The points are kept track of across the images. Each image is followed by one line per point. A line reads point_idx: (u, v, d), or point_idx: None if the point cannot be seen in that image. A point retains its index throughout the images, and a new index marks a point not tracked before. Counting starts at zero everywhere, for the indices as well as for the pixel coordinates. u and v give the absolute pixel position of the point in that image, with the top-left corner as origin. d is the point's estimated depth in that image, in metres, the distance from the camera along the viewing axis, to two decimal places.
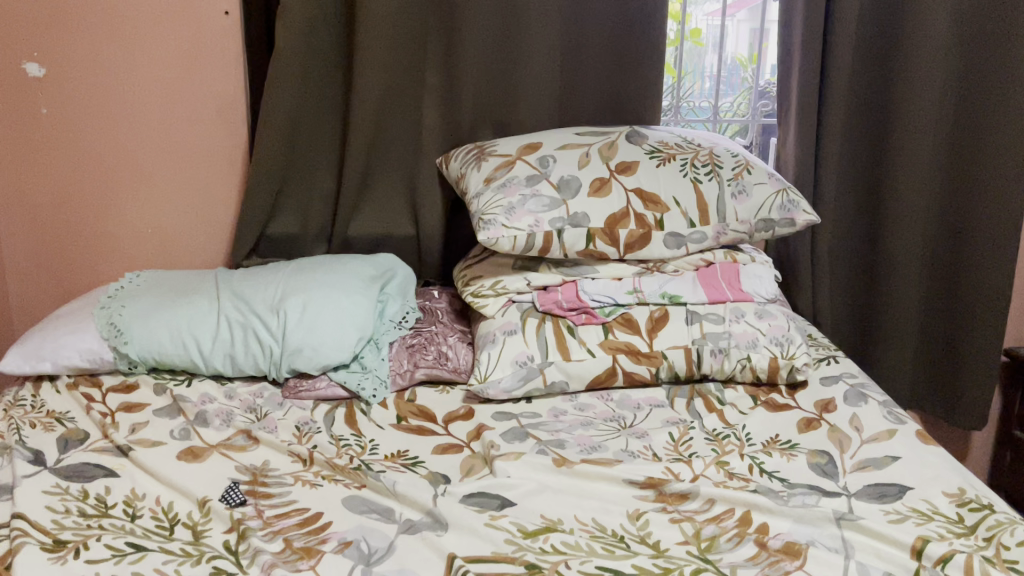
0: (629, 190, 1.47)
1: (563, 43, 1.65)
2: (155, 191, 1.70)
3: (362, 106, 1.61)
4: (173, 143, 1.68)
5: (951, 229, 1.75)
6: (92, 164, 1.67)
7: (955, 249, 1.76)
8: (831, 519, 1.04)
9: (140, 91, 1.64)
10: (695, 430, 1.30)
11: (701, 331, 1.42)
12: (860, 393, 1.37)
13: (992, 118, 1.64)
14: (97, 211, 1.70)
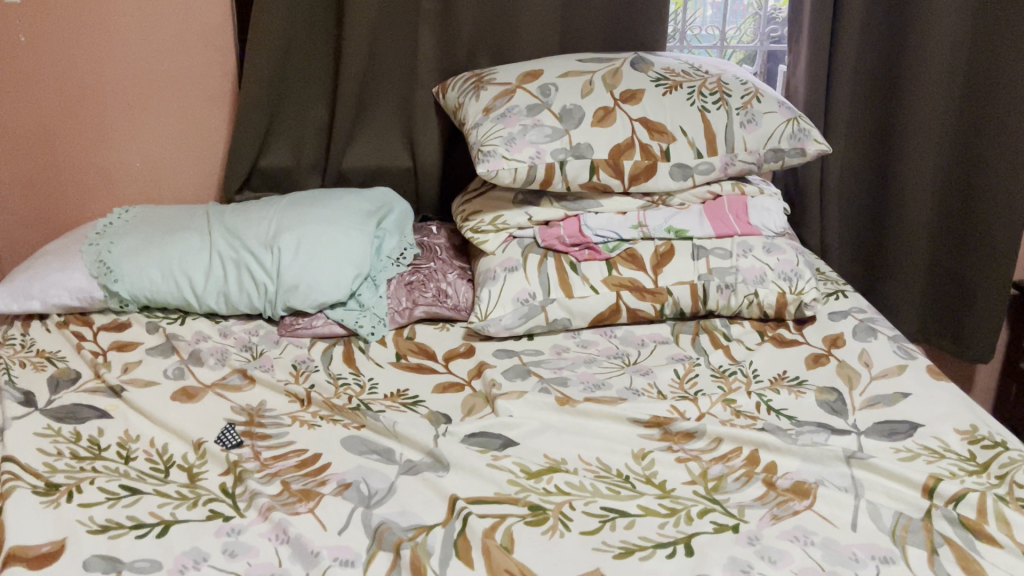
0: (634, 120, 1.41)
1: None
2: (142, 121, 1.65)
3: (355, 34, 1.54)
4: (159, 71, 1.62)
5: (965, 162, 1.69)
6: (76, 95, 1.60)
7: (968, 181, 1.70)
8: (841, 457, 1.01)
9: (122, 16, 1.56)
10: (701, 366, 1.28)
11: (707, 266, 1.38)
12: (869, 328, 1.34)
13: (1014, 45, 1.57)
14: (81, 144, 1.64)
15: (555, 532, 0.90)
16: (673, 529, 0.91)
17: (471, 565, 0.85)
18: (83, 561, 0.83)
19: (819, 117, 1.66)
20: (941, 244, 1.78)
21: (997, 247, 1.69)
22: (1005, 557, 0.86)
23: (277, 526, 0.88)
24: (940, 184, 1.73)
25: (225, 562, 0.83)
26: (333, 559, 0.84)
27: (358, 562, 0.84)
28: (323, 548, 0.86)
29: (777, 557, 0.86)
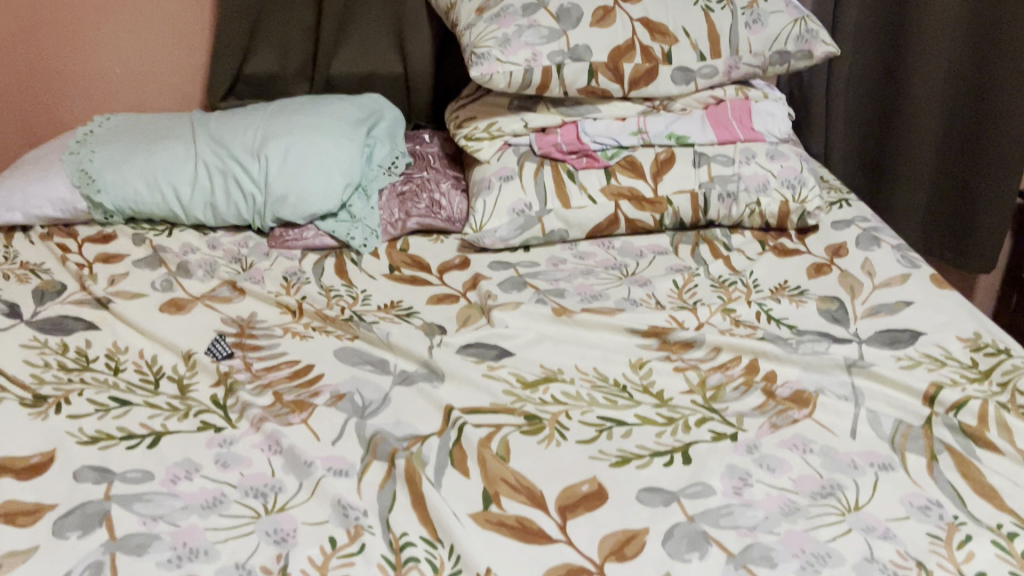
0: (634, 21, 1.35)
1: None
2: (119, 25, 1.57)
3: None
4: None
5: (978, 65, 1.63)
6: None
7: (980, 85, 1.64)
8: (842, 366, 0.99)
9: None
10: (700, 277, 1.25)
11: (709, 174, 1.34)
12: (872, 236, 1.31)
13: None
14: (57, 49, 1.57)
15: (552, 442, 0.89)
16: (671, 438, 0.90)
17: (466, 475, 0.84)
18: (73, 472, 0.81)
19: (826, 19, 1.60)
20: (948, 152, 1.73)
21: (1005, 154, 1.64)
22: (1005, 463, 0.85)
23: (269, 437, 0.87)
24: (951, 90, 1.67)
25: (217, 473, 0.82)
26: (326, 468, 0.83)
27: (351, 472, 0.83)
28: (316, 457, 0.85)
29: (776, 465, 0.85)
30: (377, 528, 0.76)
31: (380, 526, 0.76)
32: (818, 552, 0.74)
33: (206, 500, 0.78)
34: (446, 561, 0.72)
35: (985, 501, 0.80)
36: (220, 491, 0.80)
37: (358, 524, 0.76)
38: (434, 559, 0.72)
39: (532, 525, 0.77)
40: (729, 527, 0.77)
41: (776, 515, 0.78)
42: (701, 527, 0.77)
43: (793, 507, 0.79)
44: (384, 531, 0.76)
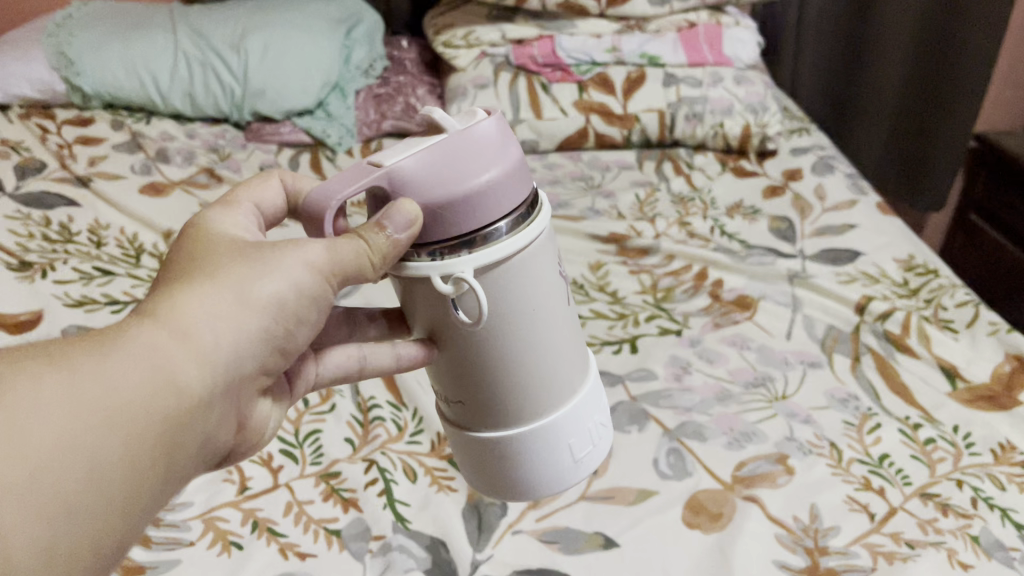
0: None
1: None
2: None
3: None
4: None
5: (931, 58, 1.79)
6: None
7: (932, 93, 1.82)
8: (784, 278, 1.08)
9: None
10: (661, 192, 1.32)
11: (677, 95, 1.43)
12: (827, 164, 1.38)
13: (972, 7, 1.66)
14: None
15: None
16: (620, 332, 0.96)
17: None
18: (61, 330, 0.86)
19: None
20: (908, 108, 1.88)
21: (963, 100, 1.77)
22: (921, 366, 0.93)
23: None
24: (910, 74, 1.83)
25: None
26: None
27: None
28: None
29: (715, 359, 0.92)
30: (347, 392, 0.83)
31: (349, 391, 0.83)
32: (746, 431, 0.81)
33: None
34: (410, 421, 0.80)
35: (899, 399, 0.87)
36: None
37: (329, 389, 0.83)
38: (398, 420, 0.80)
39: None
40: (666, 407, 0.84)
41: (710, 399, 0.86)
42: (642, 406, 0.84)
43: (727, 394, 0.87)
44: (353, 396, 0.82)
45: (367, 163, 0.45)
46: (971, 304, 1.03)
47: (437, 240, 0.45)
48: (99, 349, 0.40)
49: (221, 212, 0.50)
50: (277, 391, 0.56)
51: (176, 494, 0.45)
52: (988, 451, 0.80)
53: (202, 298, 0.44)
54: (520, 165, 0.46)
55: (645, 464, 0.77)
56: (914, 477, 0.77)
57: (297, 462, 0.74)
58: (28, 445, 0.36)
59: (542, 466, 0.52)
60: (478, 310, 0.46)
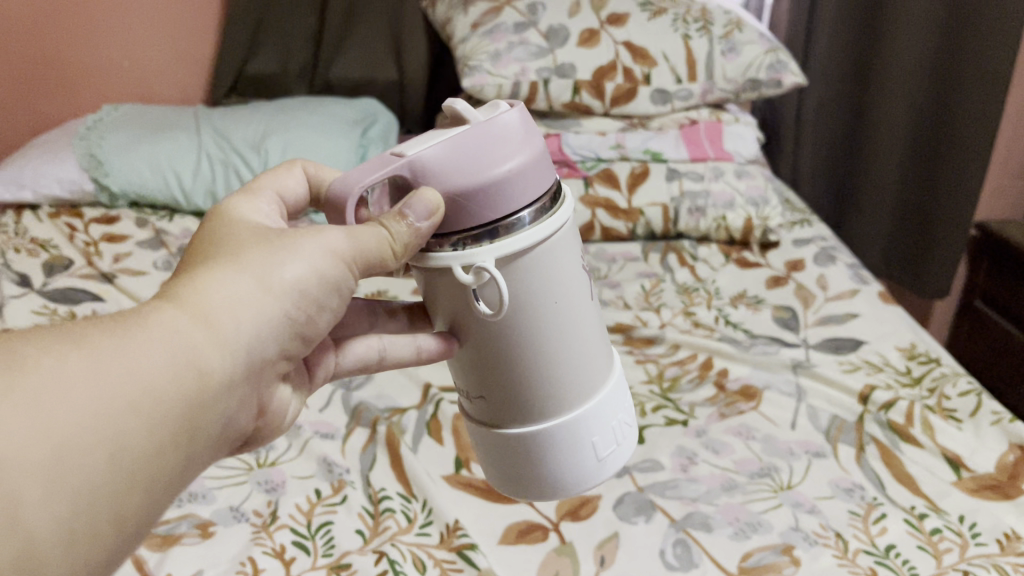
0: (618, 43, 1.55)
1: None
2: (123, 34, 1.81)
3: None
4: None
5: (928, 150, 1.85)
6: (71, 17, 1.76)
7: (928, 185, 1.87)
8: (788, 367, 1.10)
9: None
10: (666, 283, 1.35)
11: (680, 189, 1.48)
12: (829, 254, 1.42)
13: (962, 103, 1.73)
14: (76, 65, 1.81)
15: None
16: None
17: (441, 442, 0.91)
18: None
19: (799, 41, 1.87)
20: (907, 199, 1.92)
21: (958, 193, 1.80)
22: (925, 455, 0.94)
23: None
24: (908, 165, 1.88)
25: None
26: (313, 431, 0.92)
27: (336, 436, 0.92)
28: (305, 422, 0.94)
29: (720, 448, 0.94)
30: (358, 484, 0.85)
31: (360, 482, 0.85)
32: (751, 521, 0.82)
33: None
34: (419, 513, 0.81)
35: (904, 488, 0.88)
36: None
37: (341, 480, 0.85)
38: (408, 511, 0.81)
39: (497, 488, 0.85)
40: (673, 497, 0.85)
41: (715, 489, 0.87)
42: (648, 496, 0.85)
43: (733, 484, 0.88)
44: (364, 487, 0.85)
45: (391, 155, 0.52)
46: (973, 393, 1.05)
47: (459, 231, 0.51)
48: (137, 324, 0.46)
49: (244, 203, 0.57)
50: (298, 377, 0.64)
51: (203, 466, 0.49)
52: (994, 541, 0.80)
53: (228, 282, 0.50)
54: (537, 158, 0.52)
55: (651, 554, 0.78)
56: (920, 568, 0.77)
57: (309, 554, 0.76)
58: (74, 407, 0.40)
59: (569, 461, 0.58)
60: (500, 300, 0.52)
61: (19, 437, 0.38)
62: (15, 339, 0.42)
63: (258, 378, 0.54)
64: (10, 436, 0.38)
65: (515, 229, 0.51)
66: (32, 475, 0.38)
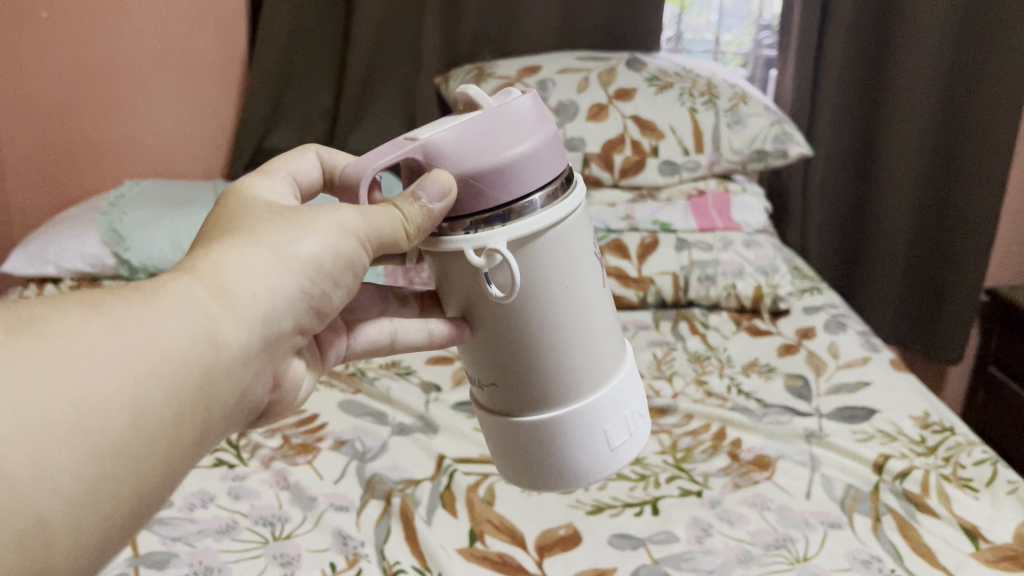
0: (626, 117, 1.59)
1: (559, 20, 1.83)
2: (145, 113, 1.86)
3: (364, 31, 1.75)
4: (175, 71, 1.84)
5: (935, 213, 1.88)
6: (96, 97, 1.84)
7: (937, 247, 1.91)
8: (801, 436, 1.10)
9: (151, 40, 1.81)
10: (678, 351, 1.36)
11: (689, 258, 1.49)
12: (839, 322, 1.43)
13: (970, 164, 1.79)
14: (100, 142, 1.87)
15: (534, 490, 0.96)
16: (642, 493, 0.98)
17: (455, 514, 0.92)
18: None
19: (804, 120, 1.84)
20: (914, 263, 1.94)
21: (968, 253, 1.85)
22: (943, 525, 0.93)
23: (278, 474, 0.98)
24: (915, 229, 1.91)
25: (230, 503, 0.93)
26: (328, 503, 0.93)
27: (350, 507, 0.93)
28: (320, 493, 0.95)
29: (736, 520, 0.93)
30: (373, 557, 0.85)
31: (375, 555, 0.85)
32: None
33: (219, 526, 0.89)
34: None
35: (922, 560, 0.87)
36: (232, 519, 0.90)
37: (356, 553, 0.85)
38: None
39: (511, 560, 0.85)
40: (688, 570, 0.85)
41: (731, 561, 0.86)
42: (664, 569, 0.85)
43: (748, 556, 0.87)
44: (378, 560, 0.85)
45: (405, 138, 0.55)
46: (989, 462, 1.05)
47: (472, 215, 0.55)
48: (155, 294, 0.48)
49: (258, 182, 0.60)
50: (309, 355, 0.67)
51: (214, 441, 0.51)
52: None
53: (244, 256, 0.52)
54: (548, 142, 0.56)
55: None
56: None
57: None
58: (94, 366, 0.42)
59: (582, 448, 0.61)
60: (511, 279, 0.55)
61: (42, 393, 0.40)
62: (39, 309, 0.44)
63: (273, 352, 0.55)
64: (35, 393, 0.40)
65: (528, 212, 0.55)
66: (59, 440, 0.40)
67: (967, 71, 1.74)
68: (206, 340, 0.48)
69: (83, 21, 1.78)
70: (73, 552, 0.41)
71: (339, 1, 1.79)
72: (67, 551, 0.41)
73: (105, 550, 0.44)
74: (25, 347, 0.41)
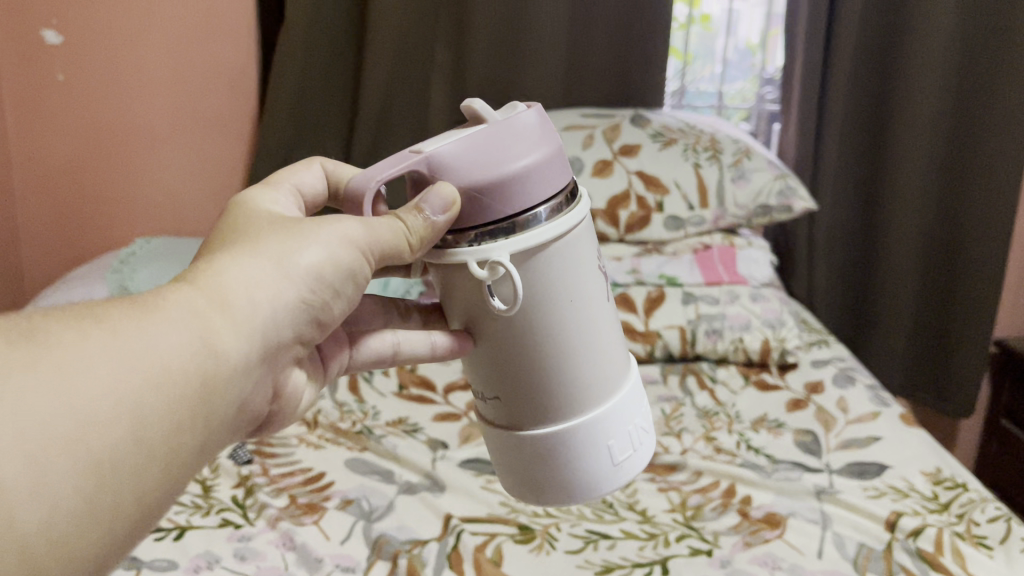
0: (631, 172, 1.61)
1: (565, 79, 1.87)
2: (158, 172, 1.90)
3: (372, 89, 1.78)
4: (191, 131, 1.89)
5: (941, 264, 1.89)
6: (110, 156, 1.87)
7: (944, 297, 1.91)
8: (811, 493, 1.09)
9: (166, 102, 1.85)
10: (686, 406, 1.35)
11: (696, 312, 1.50)
12: (847, 376, 1.43)
13: (975, 214, 1.80)
14: (113, 200, 1.91)
15: (542, 550, 0.95)
16: (651, 552, 0.97)
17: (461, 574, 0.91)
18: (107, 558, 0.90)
19: (808, 175, 1.86)
20: (922, 314, 1.94)
21: (976, 303, 1.85)
22: None
23: (284, 535, 0.97)
24: (921, 280, 1.91)
25: (235, 564, 0.92)
26: (334, 564, 0.92)
27: (356, 569, 0.92)
28: (326, 555, 0.94)
29: None
30: None
31: None
32: None
33: None
34: None
35: None
36: None
37: None
38: None
39: None
40: None
41: None
42: None
43: None
44: None
45: (411, 150, 0.58)
46: (1002, 519, 1.04)
47: (477, 228, 0.57)
48: (148, 307, 0.49)
49: (262, 196, 0.63)
50: (312, 366, 0.70)
51: (218, 445, 0.54)
52: None
53: (247, 270, 0.55)
54: (553, 156, 0.58)
55: None
56: None
57: None
58: (94, 379, 0.44)
59: (587, 461, 0.63)
60: (515, 290, 0.58)
61: (50, 409, 0.42)
62: (41, 318, 0.46)
63: (274, 357, 0.59)
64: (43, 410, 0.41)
65: (531, 224, 0.57)
66: (60, 445, 0.42)
67: (968, 124, 1.77)
68: (202, 350, 0.50)
69: (97, 82, 1.82)
70: (76, 553, 0.43)
71: (349, 62, 1.83)
72: (71, 551, 0.43)
73: (111, 552, 0.46)
74: (27, 356, 0.43)
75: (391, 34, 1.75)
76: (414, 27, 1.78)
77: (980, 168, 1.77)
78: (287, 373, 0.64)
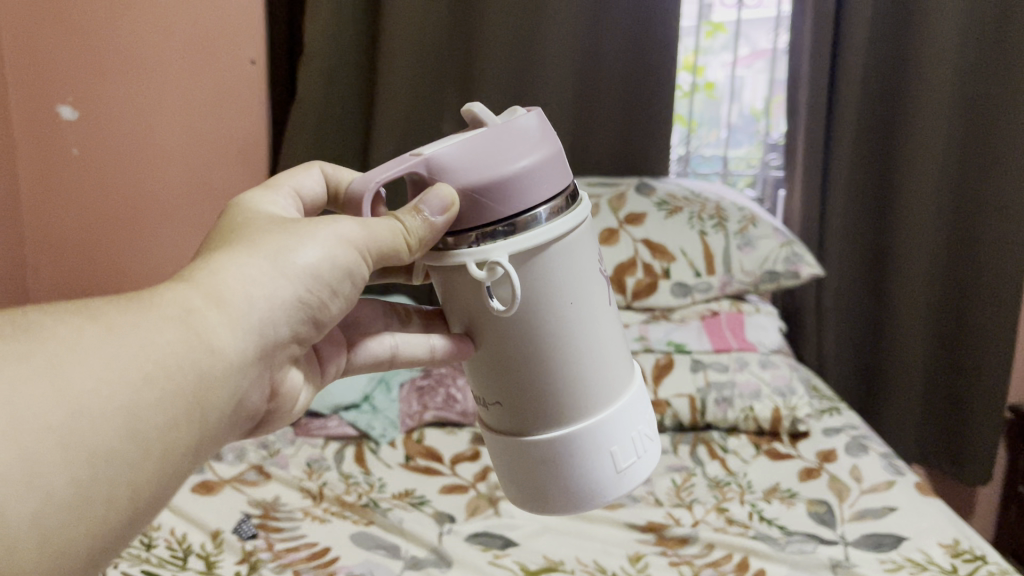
0: (637, 240, 1.62)
1: (570, 151, 1.89)
2: (166, 240, 1.91)
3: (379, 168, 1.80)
4: (200, 201, 1.89)
5: (951, 325, 1.88)
6: (121, 222, 1.90)
7: (955, 359, 1.89)
8: (826, 566, 1.07)
9: (177, 173, 1.88)
10: (697, 476, 1.34)
11: (705, 379, 1.48)
12: (860, 444, 1.40)
13: (983, 276, 1.80)
14: (123, 266, 1.93)
15: None
16: None
17: None
18: None
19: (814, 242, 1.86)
20: (933, 377, 1.93)
21: (988, 365, 1.83)
22: None
23: None
24: (932, 343, 1.90)
25: None
26: None
27: None
28: None
29: None
30: None
31: None
32: None
33: None
34: None
35: None
36: None
37: None
38: None
39: None
40: None
41: None
42: None
43: None
44: None
45: (412, 154, 0.58)
46: None
47: (477, 228, 0.57)
48: (146, 304, 0.51)
49: (260, 199, 0.64)
50: (309, 364, 0.71)
51: (210, 448, 0.55)
52: None
53: (241, 267, 0.56)
54: (553, 158, 0.59)
55: None
56: None
57: None
58: (85, 374, 0.45)
59: (588, 468, 0.62)
60: (512, 291, 0.57)
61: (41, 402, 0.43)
62: (40, 321, 0.47)
63: (270, 359, 0.59)
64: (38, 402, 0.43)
65: (532, 225, 0.57)
66: (55, 439, 0.43)
67: (971, 187, 1.78)
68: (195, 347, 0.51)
69: (110, 153, 1.86)
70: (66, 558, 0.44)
71: (357, 138, 1.87)
72: (64, 547, 0.44)
73: (99, 554, 0.47)
74: (24, 354, 0.44)
75: (399, 109, 1.78)
76: (422, 99, 1.81)
77: (986, 230, 1.77)
78: (284, 372, 0.65)
